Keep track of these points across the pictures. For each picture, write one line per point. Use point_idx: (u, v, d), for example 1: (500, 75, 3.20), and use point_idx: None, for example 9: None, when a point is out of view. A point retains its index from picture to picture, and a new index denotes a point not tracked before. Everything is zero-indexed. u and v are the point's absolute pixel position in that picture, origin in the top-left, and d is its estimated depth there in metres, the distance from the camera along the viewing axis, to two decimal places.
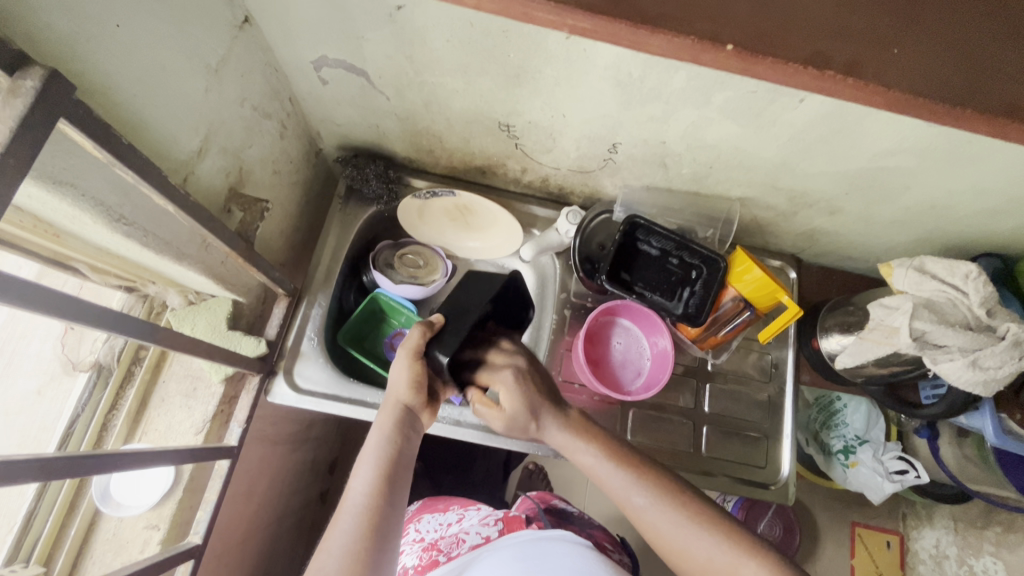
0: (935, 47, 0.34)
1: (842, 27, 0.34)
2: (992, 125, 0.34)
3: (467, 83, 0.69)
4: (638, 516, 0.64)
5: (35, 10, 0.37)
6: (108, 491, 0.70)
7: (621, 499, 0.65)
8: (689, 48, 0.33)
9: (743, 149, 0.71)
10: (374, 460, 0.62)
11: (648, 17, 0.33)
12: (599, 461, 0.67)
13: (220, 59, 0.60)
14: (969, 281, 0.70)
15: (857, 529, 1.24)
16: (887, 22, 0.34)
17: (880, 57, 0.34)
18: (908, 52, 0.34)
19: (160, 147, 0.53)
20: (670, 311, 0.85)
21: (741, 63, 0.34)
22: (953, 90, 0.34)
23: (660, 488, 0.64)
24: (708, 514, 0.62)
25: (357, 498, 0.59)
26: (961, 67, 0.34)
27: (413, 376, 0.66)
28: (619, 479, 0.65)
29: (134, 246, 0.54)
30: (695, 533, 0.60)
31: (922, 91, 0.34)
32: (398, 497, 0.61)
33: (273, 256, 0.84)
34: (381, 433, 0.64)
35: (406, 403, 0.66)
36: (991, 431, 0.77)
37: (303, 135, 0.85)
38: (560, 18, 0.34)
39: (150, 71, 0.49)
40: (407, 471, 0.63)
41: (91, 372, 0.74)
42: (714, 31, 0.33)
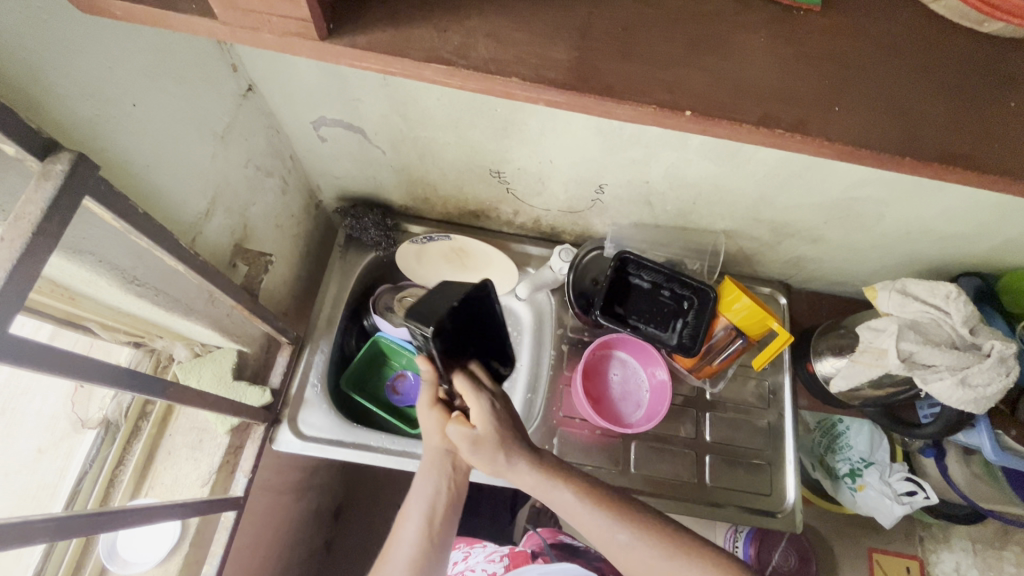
0: (872, 104, 0.39)
1: (785, 91, 0.39)
2: (931, 170, 0.38)
3: (459, 137, 0.73)
4: (621, 555, 0.61)
5: (63, 99, 0.41)
6: (115, 548, 0.70)
7: (604, 539, 0.62)
8: (654, 114, 0.38)
9: (723, 185, 0.74)
10: (421, 501, 0.65)
11: (611, 90, 0.37)
12: (579, 506, 0.62)
13: (226, 126, 0.64)
14: (950, 302, 0.72)
15: (875, 555, 1.20)
16: (824, 87, 0.39)
17: (823, 115, 0.38)
18: (847, 110, 0.39)
19: (171, 212, 0.57)
20: (665, 342, 0.86)
21: (697, 125, 0.38)
22: (892, 141, 0.38)
23: (647, 529, 0.61)
24: (700, 552, 0.60)
25: (408, 537, 0.63)
26: (894, 121, 0.39)
27: (441, 424, 0.65)
28: (601, 521, 0.61)
29: (145, 305, 0.57)
30: (677, 569, 0.59)
31: (861, 143, 0.38)
32: (444, 537, 0.65)
33: (276, 306, 0.86)
34: (422, 477, 0.66)
35: (440, 446, 0.67)
36: (989, 447, 0.77)
37: (304, 189, 0.88)
38: (535, 94, 0.38)
39: (163, 143, 0.53)
40: (455, 510, 0.67)
41: (98, 429, 0.74)
42: (670, 99, 0.37)
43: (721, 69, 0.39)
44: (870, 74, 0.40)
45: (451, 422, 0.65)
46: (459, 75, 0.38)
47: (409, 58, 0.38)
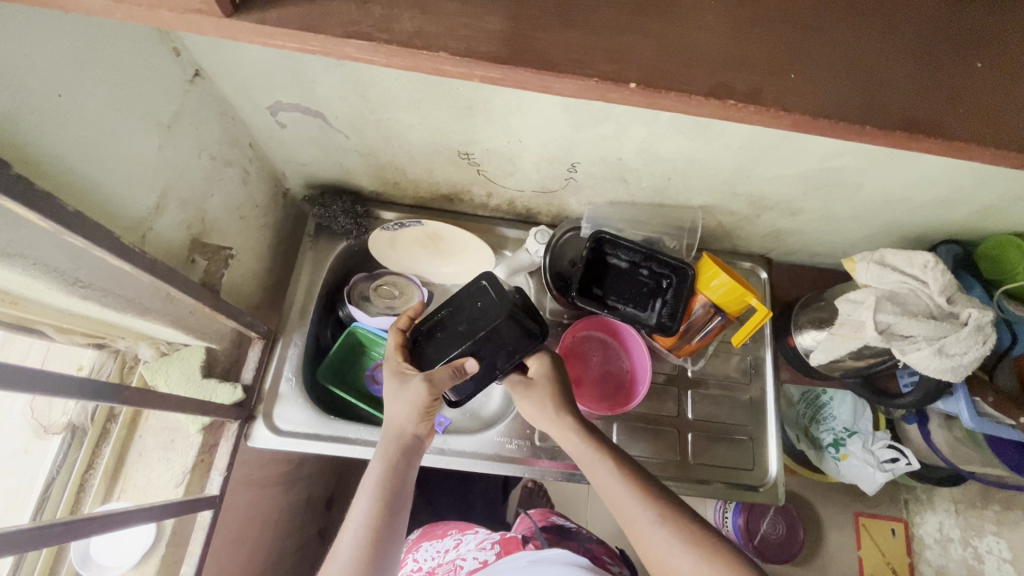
0: (831, 68, 0.37)
1: (741, 57, 0.37)
2: (891, 138, 0.37)
3: (423, 117, 0.70)
4: (637, 536, 0.61)
5: None
6: (88, 555, 0.69)
7: (623, 514, 0.62)
8: (596, 87, 0.36)
9: (697, 160, 0.72)
10: (372, 490, 0.63)
11: (552, 64, 0.35)
12: (610, 473, 0.65)
13: (173, 115, 0.60)
14: (928, 270, 0.71)
15: (861, 519, 1.23)
16: (780, 52, 0.37)
17: (777, 84, 0.36)
18: (804, 78, 0.37)
19: (116, 209, 0.54)
20: (644, 322, 0.85)
21: (647, 98, 0.35)
22: (851, 109, 0.37)
23: (665, 512, 0.61)
24: (712, 542, 0.58)
25: (357, 527, 0.61)
26: (857, 87, 0.37)
27: (422, 407, 0.68)
28: (624, 494, 0.63)
29: (94, 306, 0.55)
30: (685, 557, 0.58)
31: (818, 112, 0.36)
32: (397, 527, 0.63)
33: (244, 301, 0.83)
34: (381, 460, 0.66)
35: (405, 428, 0.68)
36: (967, 414, 0.77)
37: (268, 178, 0.85)
38: (469, 69, 0.36)
39: (99, 135, 0.50)
40: (409, 500, 0.66)
41: (64, 433, 0.73)
42: (616, 70, 0.35)
43: (669, 36, 0.37)
44: (830, 39, 0.38)
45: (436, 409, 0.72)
46: (386, 51, 0.36)
47: (328, 34, 0.36)
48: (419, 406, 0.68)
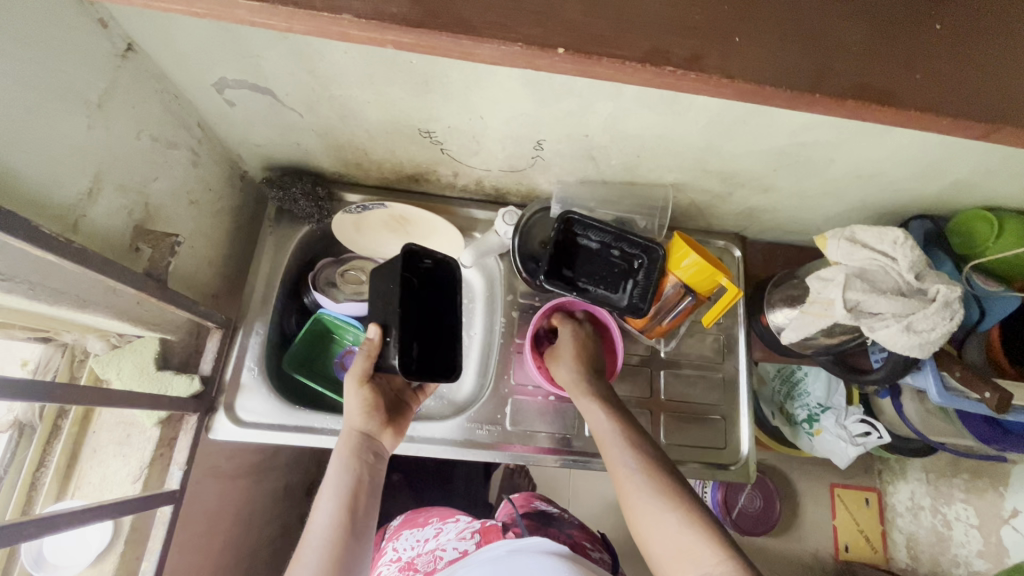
0: (773, 30, 0.36)
1: (684, 21, 0.35)
2: (845, 106, 0.36)
3: (377, 93, 0.67)
4: (630, 498, 0.66)
5: None
6: (42, 555, 0.67)
7: (620, 474, 0.68)
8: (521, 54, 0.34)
9: (665, 135, 0.70)
10: (334, 491, 0.65)
11: (470, 26, 0.34)
12: (614, 437, 0.72)
13: (102, 93, 0.56)
14: (898, 247, 0.70)
15: (836, 490, 1.27)
16: (725, 14, 0.35)
17: (721, 45, 0.35)
18: (747, 40, 0.36)
19: (38, 195, 0.50)
20: (614, 304, 0.84)
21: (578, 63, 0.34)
22: (798, 77, 0.36)
23: (655, 477, 0.66)
24: (689, 507, 0.62)
25: (320, 527, 0.63)
26: (806, 50, 0.36)
27: (365, 402, 0.70)
28: (622, 456, 0.69)
29: (22, 300, 0.52)
30: (668, 517, 0.62)
31: (762, 79, 0.35)
32: (359, 528, 0.65)
33: (200, 289, 0.80)
34: (339, 463, 0.66)
35: (359, 429, 0.69)
36: (935, 391, 0.77)
37: (221, 160, 0.81)
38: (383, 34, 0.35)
39: (14, 115, 0.46)
40: (371, 499, 0.67)
41: (11, 432, 0.70)
42: (542, 36, 0.34)
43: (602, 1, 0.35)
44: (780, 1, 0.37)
45: (376, 400, 0.70)
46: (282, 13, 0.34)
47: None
48: (358, 403, 0.69)
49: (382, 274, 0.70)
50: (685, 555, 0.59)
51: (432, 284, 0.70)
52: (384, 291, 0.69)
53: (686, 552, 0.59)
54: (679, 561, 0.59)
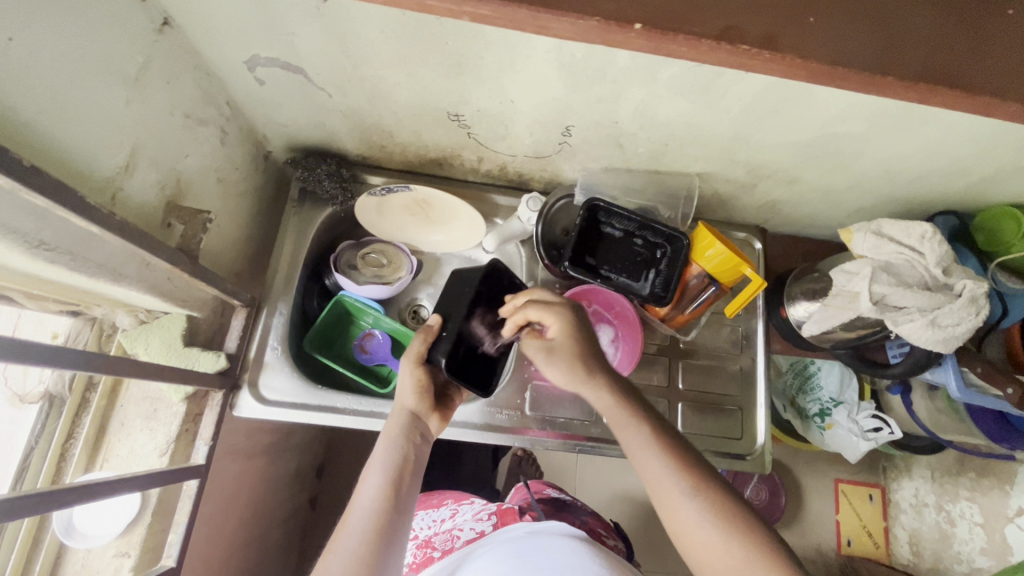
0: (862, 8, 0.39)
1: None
2: (913, 91, 0.38)
3: (409, 75, 0.66)
4: (675, 517, 0.60)
5: None
6: (72, 523, 0.68)
7: (659, 492, 0.61)
8: (598, 28, 0.36)
9: (696, 124, 0.69)
10: (383, 464, 0.63)
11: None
12: (646, 447, 0.63)
13: (140, 67, 0.56)
14: (925, 242, 0.70)
15: (840, 485, 1.30)
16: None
17: (798, 26, 0.38)
18: (824, 21, 0.38)
19: (79, 167, 0.50)
20: (636, 293, 0.84)
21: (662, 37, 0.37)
22: (868, 57, 0.38)
23: (701, 488, 0.60)
24: (742, 521, 0.57)
25: (366, 502, 0.61)
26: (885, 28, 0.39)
27: (418, 382, 0.69)
28: (660, 470, 0.62)
29: (62, 271, 0.52)
30: (723, 540, 0.56)
31: (836, 61, 0.37)
32: (405, 503, 0.62)
33: (225, 268, 0.80)
34: (389, 438, 0.65)
35: (411, 409, 0.69)
36: (955, 385, 0.78)
37: (247, 140, 0.81)
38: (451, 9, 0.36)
39: (58, 87, 0.46)
40: (416, 476, 0.65)
41: (41, 403, 0.71)
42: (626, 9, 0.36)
43: None
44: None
45: (428, 382, 0.70)
46: None
47: None
48: (414, 382, 0.69)
49: (459, 278, 0.77)
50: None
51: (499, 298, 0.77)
52: (454, 291, 0.76)
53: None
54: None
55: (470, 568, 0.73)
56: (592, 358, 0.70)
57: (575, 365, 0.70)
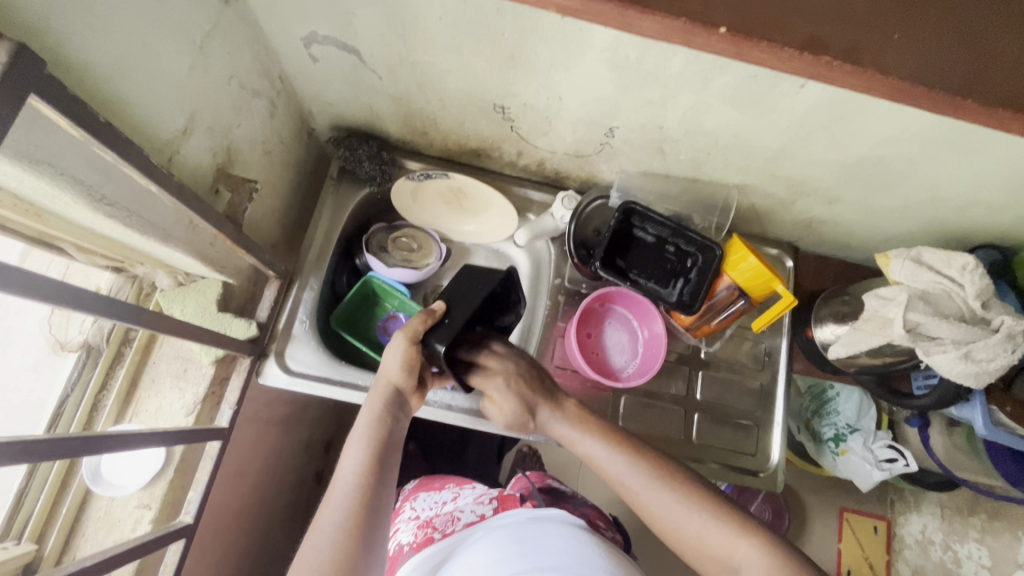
0: (939, 33, 0.39)
1: (851, 14, 0.38)
2: (994, 116, 0.39)
3: (462, 63, 0.67)
4: (637, 501, 0.64)
5: None
6: (99, 472, 0.72)
7: (619, 485, 0.66)
8: (681, 29, 0.38)
9: (742, 135, 0.69)
10: (365, 439, 0.63)
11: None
12: (595, 448, 0.68)
13: (206, 35, 0.57)
14: (966, 273, 0.69)
15: (845, 514, 1.22)
16: (890, 13, 0.39)
17: (878, 43, 0.38)
18: (911, 39, 0.39)
19: (143, 128, 0.52)
20: (664, 299, 0.84)
21: (735, 45, 0.38)
22: (959, 79, 0.38)
23: (655, 473, 0.64)
24: (696, 492, 0.62)
25: (349, 476, 0.60)
26: (959, 56, 0.39)
27: (406, 360, 0.68)
28: (616, 464, 0.66)
29: (117, 227, 0.55)
30: (689, 513, 0.61)
31: (915, 80, 0.38)
32: (387, 476, 0.62)
33: (263, 238, 0.83)
34: (371, 412, 0.66)
35: (395, 383, 0.68)
36: (981, 422, 0.77)
37: (294, 115, 0.83)
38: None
39: (130, 47, 0.48)
40: (396, 450, 0.65)
41: (80, 352, 0.75)
42: (707, 15, 0.37)
43: None
44: (941, 3, 0.39)
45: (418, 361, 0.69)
46: None
47: None
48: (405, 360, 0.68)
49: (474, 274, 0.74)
50: (716, 549, 0.59)
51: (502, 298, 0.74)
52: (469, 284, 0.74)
53: (717, 547, 0.59)
54: (711, 553, 0.59)
55: (469, 552, 0.73)
56: (550, 397, 0.74)
57: (533, 409, 0.74)
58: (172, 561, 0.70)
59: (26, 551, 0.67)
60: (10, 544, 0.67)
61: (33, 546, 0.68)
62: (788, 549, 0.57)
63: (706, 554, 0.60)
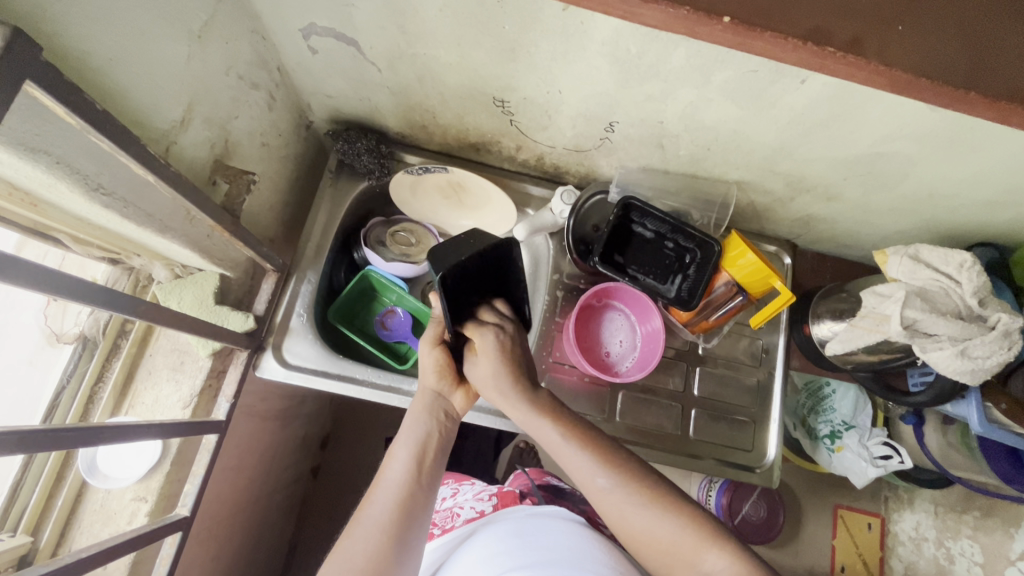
0: (942, 25, 0.39)
1: (853, 9, 0.38)
2: (992, 110, 0.39)
3: (462, 56, 0.67)
4: (603, 502, 0.63)
5: None
6: (96, 464, 0.72)
7: (585, 482, 0.64)
8: (686, 18, 0.38)
9: (741, 131, 0.69)
10: (410, 441, 0.65)
11: None
12: (565, 443, 0.65)
13: (204, 25, 0.57)
14: (963, 271, 0.69)
15: (840, 511, 1.22)
16: (892, 5, 0.39)
17: (881, 35, 0.38)
18: (913, 31, 0.39)
19: (141, 118, 0.52)
20: (663, 295, 0.84)
21: (738, 35, 0.38)
22: (960, 73, 0.38)
23: (626, 474, 0.63)
24: (669, 498, 0.62)
25: (393, 475, 0.62)
26: (961, 50, 0.39)
27: (438, 363, 0.69)
28: (580, 463, 0.64)
29: (114, 218, 0.54)
30: (658, 516, 0.60)
31: (917, 73, 0.38)
32: (430, 478, 0.63)
33: (261, 231, 0.82)
34: (413, 416, 0.67)
35: (433, 388, 0.69)
36: (976, 419, 0.78)
37: (293, 107, 0.82)
38: None
39: (128, 36, 0.47)
40: (442, 453, 0.66)
41: (76, 343, 0.74)
42: (710, 5, 0.37)
43: None
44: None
45: (449, 362, 0.70)
46: None
47: None
48: (432, 368, 0.70)
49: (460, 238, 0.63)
50: (682, 554, 0.59)
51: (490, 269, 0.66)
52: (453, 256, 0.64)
53: (680, 549, 0.59)
54: (677, 557, 0.60)
55: (470, 545, 0.74)
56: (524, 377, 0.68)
57: (497, 380, 0.67)
58: (169, 553, 0.70)
59: (22, 543, 0.67)
60: (6, 535, 0.67)
61: (29, 537, 0.68)
62: (755, 562, 0.58)
63: (666, 556, 0.60)
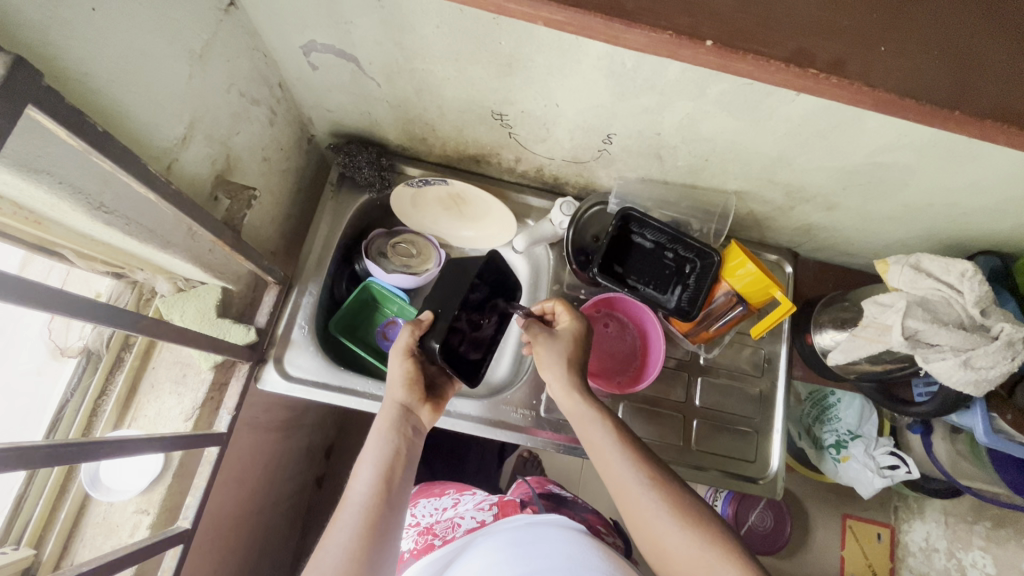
0: (926, 44, 0.39)
1: (838, 28, 0.39)
2: (980, 126, 0.39)
3: (459, 71, 0.67)
4: (631, 511, 0.63)
5: (15, 13, 0.38)
6: (98, 477, 0.72)
7: (618, 485, 0.64)
8: (668, 41, 0.38)
9: (738, 142, 0.69)
10: (376, 459, 0.64)
11: (627, 12, 0.38)
12: (609, 442, 0.67)
13: (205, 44, 0.58)
14: (965, 280, 0.69)
15: (848, 521, 1.21)
16: (877, 23, 0.39)
17: (863, 55, 0.38)
18: (900, 49, 0.39)
19: (141, 138, 0.53)
20: (663, 305, 0.84)
21: (720, 56, 0.38)
22: (944, 91, 0.38)
23: (656, 479, 0.63)
24: (689, 505, 0.62)
25: (359, 495, 0.61)
26: (947, 67, 0.39)
27: (408, 373, 0.71)
28: (623, 468, 0.65)
29: (117, 235, 0.55)
30: (676, 522, 0.60)
31: (904, 92, 0.38)
32: (396, 497, 0.63)
33: (263, 244, 0.83)
34: (382, 433, 0.66)
35: (400, 401, 0.70)
36: (981, 430, 0.76)
37: (295, 121, 0.83)
38: (534, 12, 0.38)
39: (131, 57, 0.48)
40: (409, 470, 0.66)
41: (80, 357, 0.75)
42: (692, 28, 0.38)
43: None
44: (928, 18, 0.39)
45: (418, 372, 0.71)
46: None
47: None
48: (401, 379, 0.70)
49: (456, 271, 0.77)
50: (696, 561, 0.58)
51: (504, 286, 0.78)
52: (452, 282, 0.76)
53: (695, 557, 0.58)
54: (691, 565, 0.58)
55: (468, 557, 0.73)
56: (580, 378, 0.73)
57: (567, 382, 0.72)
58: (169, 566, 0.70)
59: (24, 556, 0.67)
60: (9, 548, 0.68)
61: (32, 551, 0.68)
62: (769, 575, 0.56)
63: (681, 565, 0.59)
